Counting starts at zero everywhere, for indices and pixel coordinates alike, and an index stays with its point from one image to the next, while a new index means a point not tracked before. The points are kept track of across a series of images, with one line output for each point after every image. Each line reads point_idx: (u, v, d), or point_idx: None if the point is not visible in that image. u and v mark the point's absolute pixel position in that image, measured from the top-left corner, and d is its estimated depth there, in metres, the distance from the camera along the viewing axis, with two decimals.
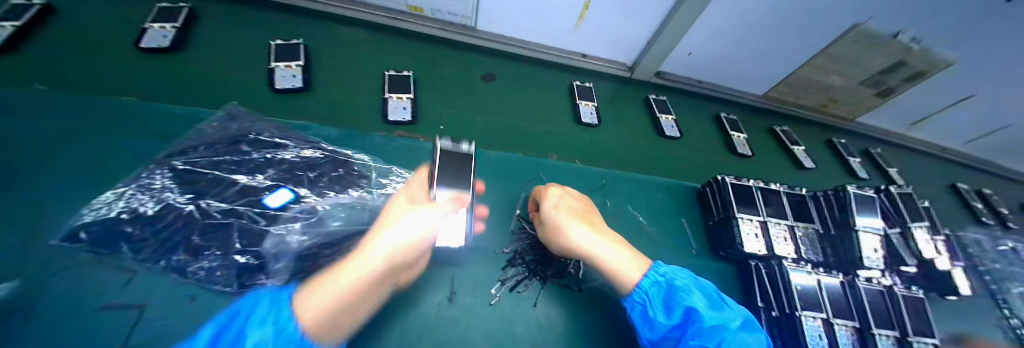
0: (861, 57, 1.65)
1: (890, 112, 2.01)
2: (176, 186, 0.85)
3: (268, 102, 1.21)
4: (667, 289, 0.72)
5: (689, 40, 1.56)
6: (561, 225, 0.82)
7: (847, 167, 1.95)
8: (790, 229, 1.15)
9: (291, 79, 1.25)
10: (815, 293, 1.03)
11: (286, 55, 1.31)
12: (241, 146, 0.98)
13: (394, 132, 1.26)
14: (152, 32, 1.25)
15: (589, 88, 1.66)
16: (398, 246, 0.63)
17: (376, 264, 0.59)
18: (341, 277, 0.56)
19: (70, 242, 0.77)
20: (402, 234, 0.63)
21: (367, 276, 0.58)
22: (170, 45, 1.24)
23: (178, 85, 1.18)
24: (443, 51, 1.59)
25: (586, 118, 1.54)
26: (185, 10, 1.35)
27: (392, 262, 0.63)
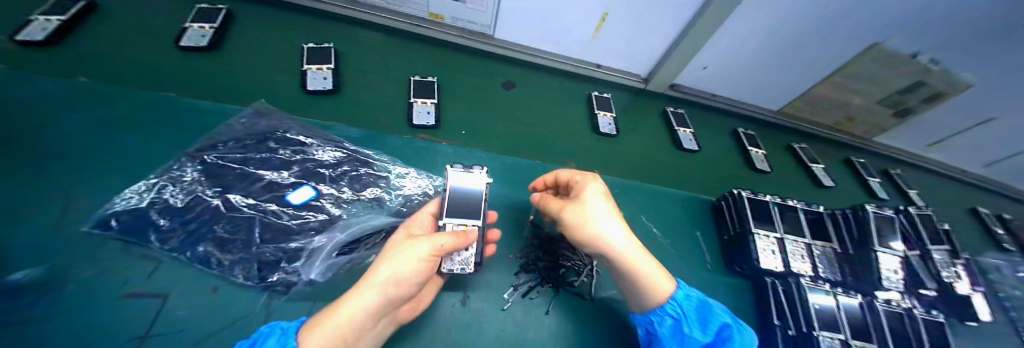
0: (879, 76, 1.65)
1: (909, 133, 1.98)
2: (205, 179, 0.88)
3: (298, 103, 1.24)
4: (699, 303, 0.78)
5: (705, 54, 1.57)
6: (606, 216, 0.77)
7: (866, 188, 1.92)
8: (807, 247, 1.14)
9: (322, 81, 1.29)
10: (833, 314, 1.01)
11: (316, 58, 1.35)
12: (268, 143, 1.01)
13: (418, 136, 1.27)
14: (190, 32, 1.31)
15: (607, 99, 1.68)
16: (392, 284, 0.60)
17: (373, 302, 0.59)
18: (342, 315, 0.57)
19: (101, 230, 0.80)
20: (395, 271, 0.61)
21: (359, 319, 0.58)
22: (208, 44, 1.29)
23: (208, 82, 1.22)
24: (463, 59, 1.62)
25: (604, 128, 1.55)
26: (223, 12, 1.40)
27: (387, 298, 0.61)
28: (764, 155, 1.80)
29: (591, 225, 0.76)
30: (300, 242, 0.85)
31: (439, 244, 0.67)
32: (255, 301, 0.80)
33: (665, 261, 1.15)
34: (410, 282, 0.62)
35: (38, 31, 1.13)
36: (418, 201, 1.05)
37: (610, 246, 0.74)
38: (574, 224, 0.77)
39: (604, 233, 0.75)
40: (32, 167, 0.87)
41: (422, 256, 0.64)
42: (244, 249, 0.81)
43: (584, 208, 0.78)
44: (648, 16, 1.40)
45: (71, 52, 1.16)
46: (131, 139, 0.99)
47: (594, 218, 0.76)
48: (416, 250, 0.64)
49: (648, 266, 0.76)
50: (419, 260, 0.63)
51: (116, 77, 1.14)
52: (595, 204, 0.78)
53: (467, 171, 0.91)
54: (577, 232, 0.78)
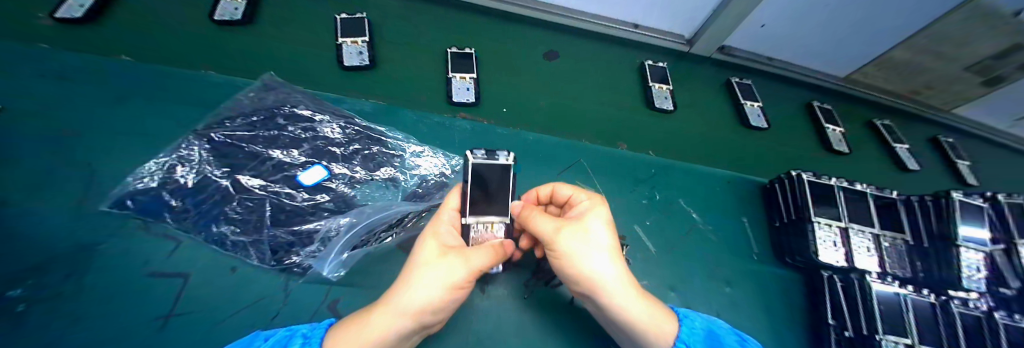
0: (971, 38, 1.36)
1: (999, 107, 1.69)
2: (214, 159, 0.84)
3: (338, 81, 1.15)
4: (707, 336, 0.67)
5: (761, 12, 1.34)
6: (598, 250, 0.63)
7: (953, 172, 1.72)
8: (874, 239, 1.01)
9: (358, 56, 1.19)
10: (901, 314, 0.88)
11: (349, 28, 1.24)
12: (277, 119, 0.95)
13: (459, 114, 1.18)
14: (221, 4, 1.20)
15: (663, 68, 1.51)
16: (424, 307, 0.54)
17: (405, 322, 0.53)
18: (370, 333, 0.50)
19: (118, 209, 0.77)
20: (430, 291, 0.54)
21: (391, 337, 0.52)
22: (240, 18, 1.18)
23: (226, 52, 1.13)
24: (489, 24, 1.47)
25: (660, 103, 1.40)
26: None
27: (419, 320, 0.55)
28: (844, 134, 1.63)
29: (586, 258, 0.63)
30: (316, 223, 0.81)
31: (477, 266, 0.61)
32: (273, 283, 0.78)
33: (704, 250, 1.06)
34: (445, 307, 0.57)
35: (76, 8, 1.08)
36: (435, 181, 0.98)
37: (608, 285, 0.62)
38: (567, 253, 0.64)
39: (602, 269, 0.62)
40: (52, 140, 0.85)
41: (460, 282, 0.58)
42: (257, 231, 0.78)
43: (581, 234, 0.65)
44: None
45: (106, 29, 1.09)
46: (142, 113, 0.94)
47: (591, 250, 0.63)
48: (456, 273, 0.57)
49: (648, 309, 0.64)
50: (458, 285, 0.57)
51: (131, 50, 1.07)
52: (597, 236, 0.65)
53: (494, 160, 0.79)
54: (568, 262, 0.65)
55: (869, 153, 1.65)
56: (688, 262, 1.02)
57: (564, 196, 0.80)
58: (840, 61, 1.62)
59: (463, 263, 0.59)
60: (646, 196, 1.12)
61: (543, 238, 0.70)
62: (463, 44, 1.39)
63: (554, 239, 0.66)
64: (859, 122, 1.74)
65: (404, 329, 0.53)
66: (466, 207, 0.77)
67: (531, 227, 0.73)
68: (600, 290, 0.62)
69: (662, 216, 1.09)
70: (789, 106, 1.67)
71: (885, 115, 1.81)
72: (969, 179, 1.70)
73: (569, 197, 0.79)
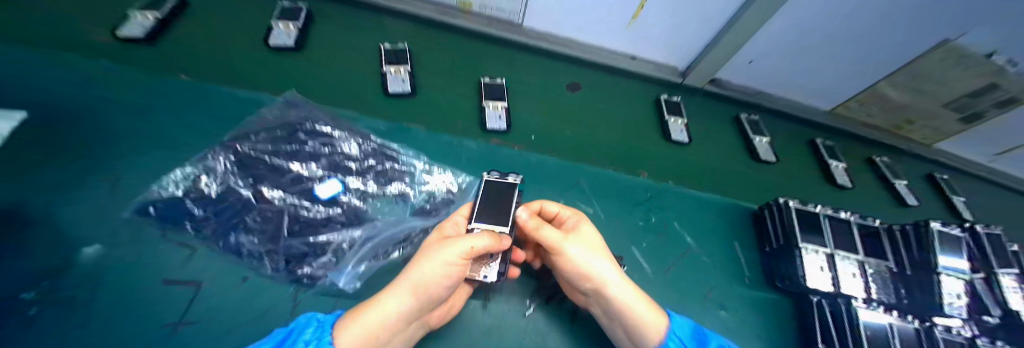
0: (947, 77, 1.47)
1: (975, 142, 1.80)
2: (238, 170, 0.88)
3: (380, 105, 1.23)
4: (693, 332, 0.73)
5: (750, 47, 1.46)
6: (600, 254, 0.73)
7: (950, 208, 1.80)
8: (860, 266, 1.06)
9: (400, 83, 1.27)
10: (886, 338, 0.92)
11: (392, 59, 1.33)
12: (298, 135, 1.00)
13: (491, 140, 1.25)
14: (275, 31, 1.29)
15: (678, 103, 1.61)
16: (421, 288, 0.57)
17: (404, 303, 0.57)
18: (372, 313, 0.55)
19: (138, 216, 0.80)
20: (424, 272, 0.58)
21: (390, 321, 0.56)
22: (295, 44, 1.28)
23: (268, 74, 1.20)
24: (497, 51, 1.57)
25: (676, 135, 1.49)
26: (305, 12, 1.39)
27: (418, 305, 0.59)
28: (846, 169, 1.70)
29: (594, 260, 0.70)
30: (329, 235, 0.84)
31: (469, 245, 0.63)
32: (283, 293, 0.80)
33: (697, 272, 1.09)
34: (440, 285, 0.59)
35: (138, 28, 1.16)
36: (442, 197, 1.03)
37: (614, 283, 0.70)
38: (573, 254, 0.70)
39: (606, 270, 0.70)
40: (79, 148, 0.89)
41: (452, 258, 0.60)
42: (273, 241, 0.81)
43: (582, 240, 0.74)
44: (702, 7, 1.32)
45: (157, 48, 1.17)
46: (169, 125, 0.99)
47: (595, 254, 0.72)
48: (445, 252, 0.60)
49: (647, 305, 0.72)
50: (449, 263, 0.60)
51: (170, 69, 1.12)
52: (595, 243, 0.75)
53: (502, 179, 0.91)
54: (577, 266, 0.70)
55: (866, 186, 1.73)
56: (683, 284, 1.05)
57: (552, 212, 0.87)
58: (825, 95, 1.72)
59: (455, 243, 0.62)
60: (643, 218, 1.17)
61: (548, 244, 0.74)
62: (493, 74, 1.49)
63: (565, 245, 0.71)
64: (859, 159, 1.84)
65: (406, 308, 0.57)
66: (472, 215, 0.82)
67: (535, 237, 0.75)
68: (607, 289, 0.69)
69: (658, 238, 1.13)
70: (787, 139, 1.76)
71: (880, 150, 1.91)
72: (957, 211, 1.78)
73: (556, 213, 0.86)
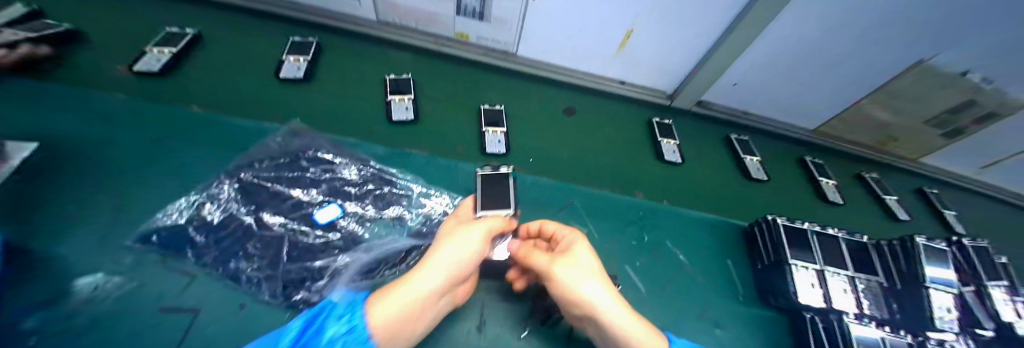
0: (924, 95, 1.53)
1: (957, 156, 1.87)
2: (241, 197, 0.91)
3: (383, 132, 1.28)
4: None
5: (734, 70, 1.54)
6: (588, 276, 0.73)
7: (942, 221, 1.85)
8: (850, 281, 1.07)
9: (404, 111, 1.33)
10: None
11: (397, 88, 1.39)
12: (300, 162, 1.04)
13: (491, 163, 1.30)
14: (286, 65, 1.36)
15: (669, 125, 1.68)
16: (451, 266, 0.68)
17: (441, 279, 0.66)
18: (413, 287, 0.64)
19: (141, 245, 0.81)
20: (456, 250, 0.69)
21: (428, 294, 0.65)
22: (303, 76, 1.34)
23: (276, 105, 1.26)
24: (494, 79, 1.65)
25: (669, 156, 1.55)
26: (314, 45, 1.46)
27: (449, 281, 0.68)
28: (836, 186, 1.75)
29: (581, 284, 0.70)
30: (325, 260, 0.86)
31: (488, 227, 0.75)
32: (279, 319, 0.79)
33: (691, 291, 1.11)
34: (471, 262, 0.71)
35: (153, 63, 1.24)
36: (439, 220, 1.05)
37: (605, 307, 0.69)
38: (561, 281, 0.72)
39: (595, 294, 0.69)
40: (88, 179, 0.91)
41: (478, 237, 0.72)
42: (272, 266, 0.82)
43: (571, 263, 0.75)
44: (687, 34, 1.40)
45: (173, 82, 1.23)
46: (176, 155, 1.02)
47: (584, 277, 0.72)
48: (473, 232, 0.72)
49: (642, 329, 0.70)
50: (477, 241, 0.72)
51: (183, 102, 1.18)
52: (587, 266, 0.75)
53: (496, 171, 1.07)
54: (566, 290, 0.71)
55: (856, 202, 1.77)
56: (679, 303, 1.06)
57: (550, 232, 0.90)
58: (809, 114, 1.79)
59: (479, 226, 0.74)
60: (636, 237, 1.19)
61: (540, 271, 0.77)
62: (492, 101, 1.56)
63: (553, 270, 0.73)
64: (848, 175, 1.89)
65: (437, 286, 0.66)
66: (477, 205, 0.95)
67: (527, 262, 0.80)
68: (597, 313, 0.69)
69: (651, 257, 1.16)
70: (776, 157, 1.82)
71: (865, 167, 1.98)
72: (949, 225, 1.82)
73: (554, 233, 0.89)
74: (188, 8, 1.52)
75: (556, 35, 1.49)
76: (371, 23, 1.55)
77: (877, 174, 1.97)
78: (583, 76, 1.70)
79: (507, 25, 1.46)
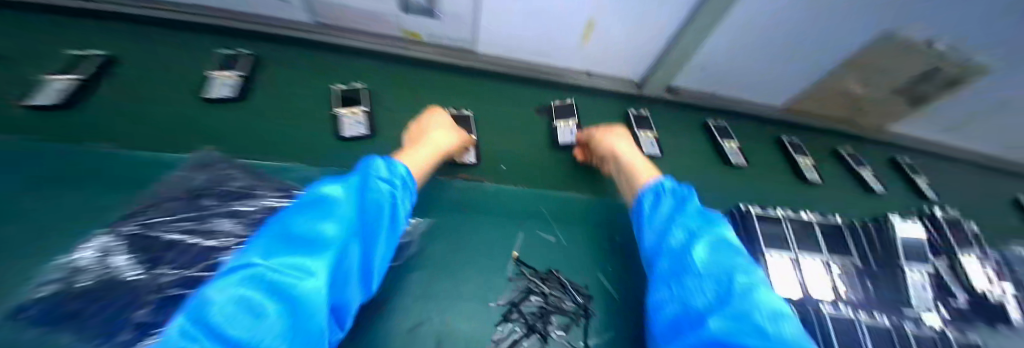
0: (890, 65, 1.52)
1: (917, 121, 1.92)
2: (125, 254, 0.72)
3: (334, 150, 1.16)
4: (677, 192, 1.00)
5: (703, 54, 1.51)
6: (615, 136, 1.23)
7: (913, 188, 1.87)
8: (826, 266, 1.05)
9: (357, 125, 1.21)
10: (860, 342, 0.90)
11: (349, 100, 1.28)
12: (202, 200, 0.85)
13: (458, 175, 1.21)
14: (215, 82, 1.23)
15: (646, 117, 1.61)
16: (438, 149, 1.05)
17: (431, 154, 1.02)
18: (417, 155, 0.98)
19: (13, 320, 0.64)
20: (440, 140, 1.07)
21: (426, 162, 1.00)
22: (236, 94, 1.21)
23: (207, 129, 1.12)
24: (453, 77, 1.53)
25: (648, 149, 1.49)
26: (248, 57, 1.34)
27: (435, 159, 1.03)
28: (813, 164, 1.74)
29: (614, 138, 1.22)
30: None
31: (457, 131, 1.17)
32: None
33: None
34: (448, 149, 1.09)
35: (52, 94, 1.07)
36: None
37: (624, 150, 1.16)
38: (600, 136, 1.25)
39: (620, 145, 1.19)
40: None
41: (452, 135, 1.13)
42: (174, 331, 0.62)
43: (611, 132, 1.27)
44: (648, 19, 1.33)
45: (85, 116, 1.08)
46: (70, 202, 0.87)
47: (617, 137, 1.23)
48: (449, 132, 1.13)
49: (643, 165, 1.12)
50: (451, 138, 1.12)
51: (99, 138, 1.04)
52: (620, 134, 1.26)
53: (564, 101, 1.57)
54: (603, 141, 1.23)
55: (834, 179, 1.76)
56: None
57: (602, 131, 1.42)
58: (776, 91, 1.76)
59: (451, 130, 1.15)
60: (607, 240, 1.14)
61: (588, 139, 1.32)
62: (455, 104, 1.46)
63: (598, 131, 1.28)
64: (824, 151, 1.89)
65: (427, 159, 1.00)
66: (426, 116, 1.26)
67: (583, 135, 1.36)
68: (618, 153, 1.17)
69: (622, 260, 1.10)
70: (754, 140, 1.79)
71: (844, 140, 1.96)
72: (926, 193, 1.83)
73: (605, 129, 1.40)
74: (103, 31, 1.37)
75: (514, 28, 1.43)
76: (315, 26, 1.47)
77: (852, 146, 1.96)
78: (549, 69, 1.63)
79: (461, 20, 1.41)
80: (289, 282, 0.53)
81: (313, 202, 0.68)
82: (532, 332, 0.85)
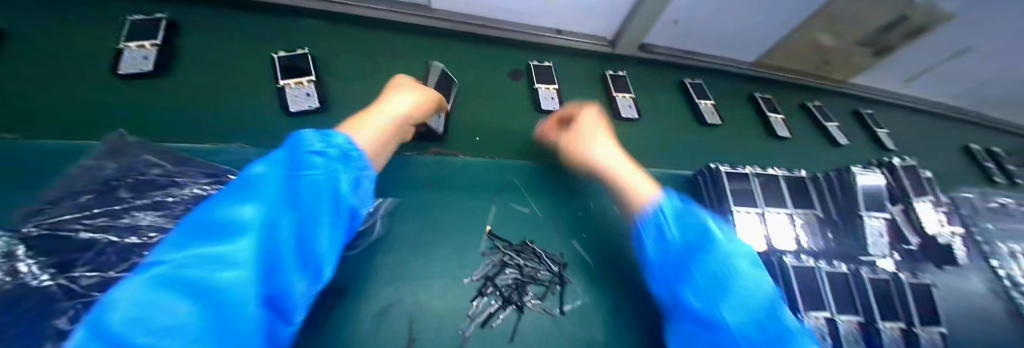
0: (862, 15, 1.48)
1: (883, 72, 1.95)
2: (27, 263, 0.51)
3: (281, 128, 1.02)
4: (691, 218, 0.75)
5: (676, 7, 1.42)
6: (590, 141, 0.95)
7: (875, 139, 1.93)
8: (789, 218, 1.06)
9: (306, 98, 1.07)
10: (816, 288, 0.95)
11: (293, 69, 1.13)
12: (123, 191, 0.64)
13: (429, 151, 1.11)
14: (126, 55, 1.03)
15: (624, 78, 1.56)
16: (399, 114, 0.86)
17: (391, 119, 0.83)
18: (371, 121, 0.78)
19: None
20: (400, 105, 0.88)
21: (385, 128, 0.80)
22: (155, 68, 1.02)
23: (124, 110, 0.95)
24: (411, 40, 1.39)
25: (625, 112, 1.44)
26: (165, 22, 1.12)
27: (396, 125, 0.84)
28: (784, 120, 1.75)
29: (595, 146, 0.92)
30: None
31: (425, 94, 0.99)
32: None
33: None
34: (412, 114, 0.91)
35: None
36: None
37: (610, 162, 0.89)
38: (577, 143, 0.95)
39: (604, 154, 0.91)
40: None
41: (417, 100, 0.95)
42: None
43: (590, 132, 0.97)
44: None
45: None
46: None
47: (598, 143, 0.94)
48: (412, 94, 0.94)
49: (638, 179, 0.86)
50: (416, 102, 0.94)
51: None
52: (600, 135, 0.96)
53: (542, 63, 1.48)
54: (581, 151, 0.94)
55: (805, 134, 1.79)
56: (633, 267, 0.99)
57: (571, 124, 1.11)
58: (751, 44, 1.71)
59: (415, 93, 0.96)
60: (581, 207, 1.09)
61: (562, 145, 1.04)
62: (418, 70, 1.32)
63: (574, 135, 0.98)
64: (796, 106, 1.90)
65: (387, 125, 0.81)
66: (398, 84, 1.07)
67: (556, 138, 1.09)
68: (603, 167, 0.90)
69: (598, 227, 1.06)
70: (731, 99, 1.77)
71: (811, 94, 2.00)
72: (888, 143, 1.90)
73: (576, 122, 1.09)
74: None
75: None
76: None
77: (819, 101, 1.99)
78: (518, 29, 1.51)
79: None
80: (205, 277, 0.38)
81: (226, 187, 0.49)
82: (508, 304, 0.81)
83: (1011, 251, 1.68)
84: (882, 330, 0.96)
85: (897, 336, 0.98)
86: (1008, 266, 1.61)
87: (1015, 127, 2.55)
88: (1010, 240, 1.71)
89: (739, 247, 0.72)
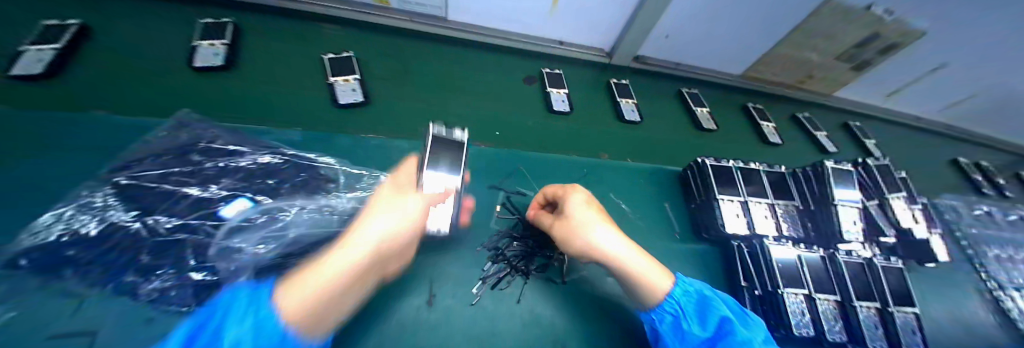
0: (837, 31, 1.63)
1: (865, 86, 2.09)
2: (120, 203, 0.66)
3: (320, 117, 1.15)
4: (699, 299, 0.75)
5: (666, 23, 1.58)
6: (587, 225, 0.78)
7: (863, 149, 2.05)
8: (770, 207, 1.17)
9: (352, 93, 1.21)
10: (796, 267, 1.04)
11: (341, 68, 1.28)
12: (192, 155, 0.78)
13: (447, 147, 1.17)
14: (199, 50, 1.18)
15: (626, 86, 1.71)
16: (381, 238, 0.59)
17: (362, 255, 0.56)
18: (330, 267, 0.53)
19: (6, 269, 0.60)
20: (379, 226, 0.60)
21: (343, 277, 0.53)
22: (225, 61, 1.17)
23: (183, 96, 1.07)
24: (431, 48, 1.54)
25: (629, 116, 1.57)
26: (231, 25, 1.28)
27: (376, 256, 0.59)
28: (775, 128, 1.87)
29: (596, 234, 0.77)
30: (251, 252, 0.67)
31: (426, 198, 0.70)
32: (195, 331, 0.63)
33: (635, 233, 1.14)
34: (401, 239, 0.63)
35: (34, 63, 0.98)
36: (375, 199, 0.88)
37: (617, 251, 0.76)
38: (574, 232, 0.79)
39: (607, 241, 0.77)
40: None
41: (412, 211, 0.66)
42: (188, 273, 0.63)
43: (588, 218, 0.80)
44: None
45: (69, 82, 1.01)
46: None
47: (597, 226, 0.78)
48: (406, 204, 0.66)
49: (648, 263, 0.77)
50: (409, 214, 0.65)
51: (76, 105, 0.96)
52: (596, 215, 0.80)
53: (553, 71, 1.62)
54: (579, 240, 0.78)
55: (793, 140, 1.91)
56: None
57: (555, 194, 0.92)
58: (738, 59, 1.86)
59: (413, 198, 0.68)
60: None
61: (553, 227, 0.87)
62: (439, 74, 1.47)
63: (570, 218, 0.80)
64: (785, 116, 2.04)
65: (354, 268, 0.55)
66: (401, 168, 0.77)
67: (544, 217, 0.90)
68: (609, 257, 0.77)
69: None
70: (723, 107, 1.91)
71: (798, 105, 2.14)
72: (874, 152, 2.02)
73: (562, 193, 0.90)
74: None
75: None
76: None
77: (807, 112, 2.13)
78: (529, 40, 1.66)
79: None
80: None
81: None
82: (515, 271, 0.91)
83: (997, 257, 1.74)
84: (859, 309, 1.05)
85: (873, 316, 1.06)
86: (996, 274, 1.66)
87: (1005, 145, 2.65)
88: (994, 246, 1.78)
89: (754, 327, 0.72)
